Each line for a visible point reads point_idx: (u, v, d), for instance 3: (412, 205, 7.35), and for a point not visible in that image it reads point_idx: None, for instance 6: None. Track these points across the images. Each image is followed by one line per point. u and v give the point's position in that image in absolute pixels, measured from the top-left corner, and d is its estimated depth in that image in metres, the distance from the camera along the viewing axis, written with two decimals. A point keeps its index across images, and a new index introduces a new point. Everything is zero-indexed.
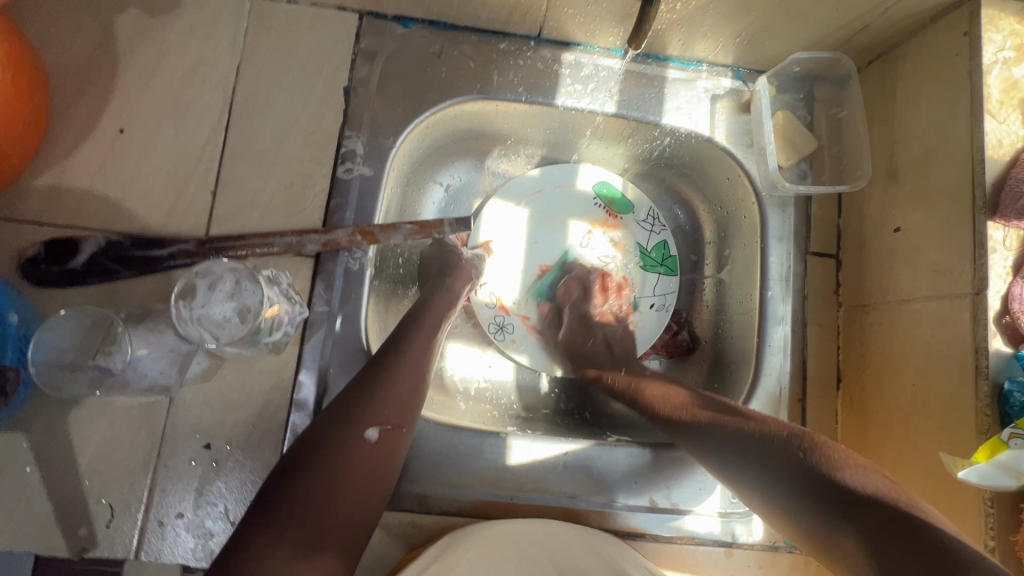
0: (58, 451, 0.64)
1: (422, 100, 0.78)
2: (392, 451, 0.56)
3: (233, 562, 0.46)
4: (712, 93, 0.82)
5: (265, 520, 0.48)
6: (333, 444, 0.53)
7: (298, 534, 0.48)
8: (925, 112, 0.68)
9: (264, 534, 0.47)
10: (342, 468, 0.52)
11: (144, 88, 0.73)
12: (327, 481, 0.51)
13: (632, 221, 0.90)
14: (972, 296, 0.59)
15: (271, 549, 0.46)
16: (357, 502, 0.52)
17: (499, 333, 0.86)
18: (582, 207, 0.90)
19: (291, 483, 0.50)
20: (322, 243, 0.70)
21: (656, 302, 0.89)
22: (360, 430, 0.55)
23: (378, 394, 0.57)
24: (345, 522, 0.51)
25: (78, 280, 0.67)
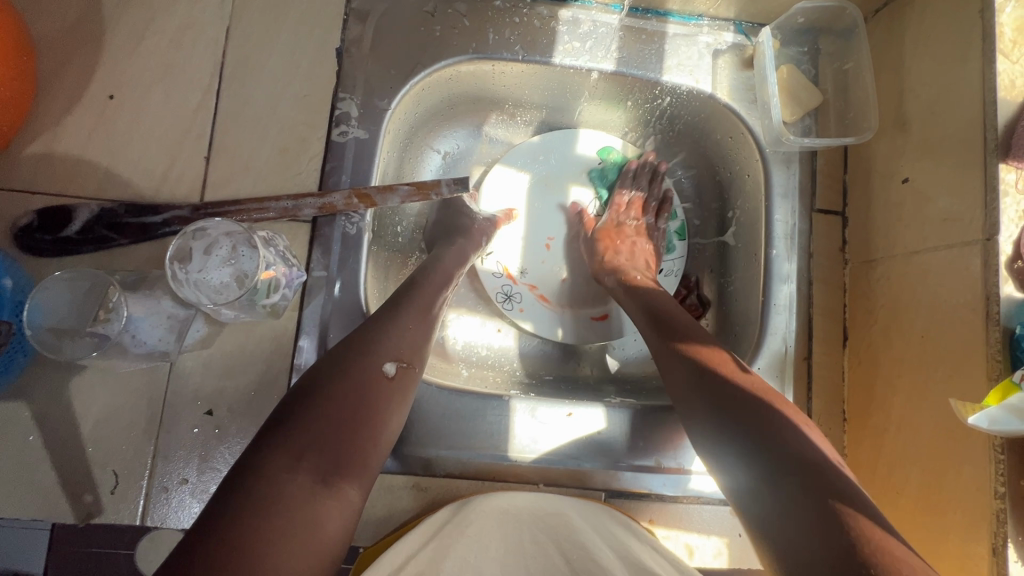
0: (62, 419, 0.64)
1: (416, 61, 0.76)
2: (406, 390, 0.56)
3: (245, 481, 0.45)
4: (714, 48, 0.80)
5: (283, 445, 0.47)
6: (348, 376, 0.53)
7: (318, 459, 0.47)
8: (934, 57, 0.66)
9: (283, 458, 0.46)
10: (359, 400, 0.52)
11: (133, 52, 0.72)
12: (343, 412, 0.51)
13: (635, 185, 0.89)
14: (984, 242, 0.58)
15: (291, 472, 0.46)
16: (373, 435, 0.52)
17: (508, 302, 0.84)
18: (587, 172, 0.89)
19: (306, 412, 0.50)
20: (317, 207, 0.69)
21: (664, 266, 0.87)
22: (376, 364, 0.55)
23: (389, 334, 0.58)
24: (364, 454, 0.51)
25: (74, 248, 0.66)
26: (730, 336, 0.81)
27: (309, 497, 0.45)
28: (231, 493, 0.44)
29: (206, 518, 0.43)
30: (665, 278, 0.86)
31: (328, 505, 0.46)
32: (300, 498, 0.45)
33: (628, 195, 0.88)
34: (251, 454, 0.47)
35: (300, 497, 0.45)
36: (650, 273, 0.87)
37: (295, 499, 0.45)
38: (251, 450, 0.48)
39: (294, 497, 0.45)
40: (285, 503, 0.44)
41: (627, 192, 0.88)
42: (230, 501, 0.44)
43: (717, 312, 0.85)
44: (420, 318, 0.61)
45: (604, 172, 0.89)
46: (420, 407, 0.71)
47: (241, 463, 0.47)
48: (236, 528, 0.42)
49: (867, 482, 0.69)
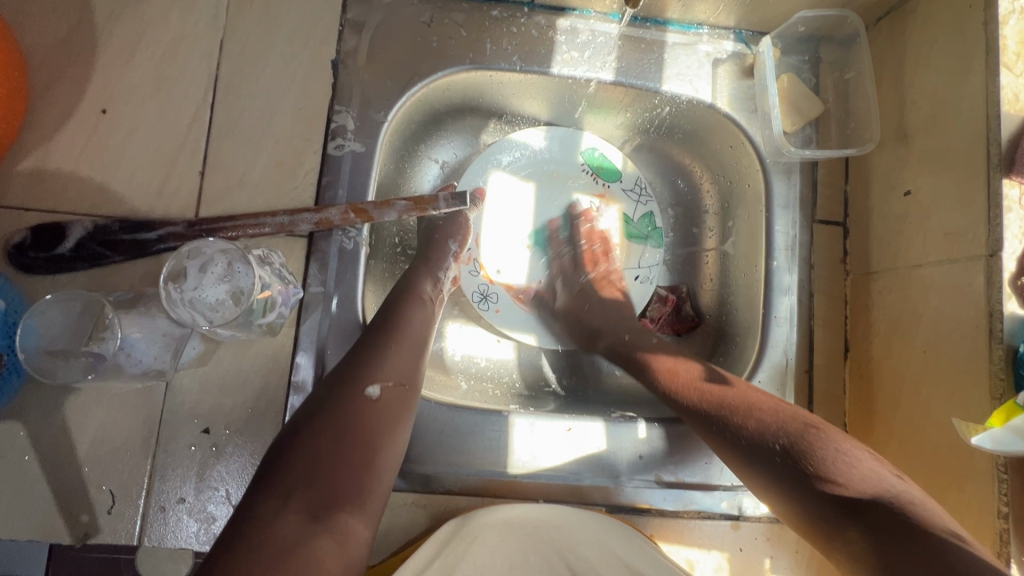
0: (57, 438, 0.64)
1: (413, 72, 0.75)
2: (398, 410, 0.55)
3: (241, 527, 0.45)
4: (713, 57, 0.79)
5: (272, 485, 0.47)
6: (335, 405, 0.52)
7: (308, 497, 0.47)
8: (936, 68, 0.65)
9: (271, 502, 0.46)
10: (346, 430, 0.51)
11: (126, 66, 0.71)
12: (330, 444, 0.50)
13: (619, 190, 0.87)
14: (987, 258, 0.57)
15: (281, 514, 0.46)
16: (366, 463, 0.51)
17: (483, 303, 0.83)
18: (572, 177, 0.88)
19: (295, 448, 0.49)
20: (314, 223, 0.68)
21: (640, 274, 0.87)
22: (361, 390, 0.54)
23: (376, 357, 0.57)
24: (357, 486, 0.50)
25: (67, 265, 0.65)
26: (730, 348, 0.80)
27: (301, 540, 0.45)
28: (229, 543, 0.44)
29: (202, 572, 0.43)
30: (642, 286, 0.86)
31: (325, 545, 0.46)
32: (292, 543, 0.45)
33: (610, 200, 0.87)
34: (246, 497, 0.48)
35: (292, 541, 0.45)
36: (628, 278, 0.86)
37: (287, 543, 0.44)
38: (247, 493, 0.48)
39: (287, 540, 0.45)
40: (276, 550, 0.44)
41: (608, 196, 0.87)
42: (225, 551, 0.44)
43: (717, 323, 0.84)
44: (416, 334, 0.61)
45: (590, 176, 0.87)
46: (419, 423, 0.70)
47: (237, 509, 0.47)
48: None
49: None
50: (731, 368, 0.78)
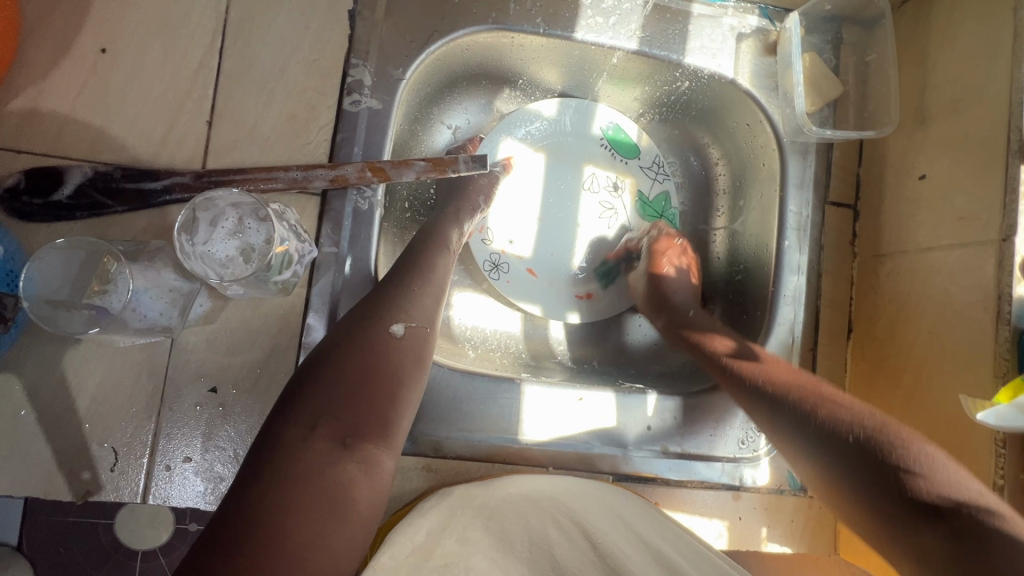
0: (56, 393, 0.62)
1: (433, 29, 0.73)
2: (420, 350, 0.55)
3: (267, 454, 0.46)
4: (738, 31, 0.79)
5: (297, 416, 0.48)
6: (360, 338, 0.53)
7: (334, 427, 0.48)
8: (960, 54, 0.66)
9: (299, 429, 0.47)
10: (372, 364, 0.52)
11: (128, 2, 0.66)
12: (355, 377, 0.51)
13: (636, 167, 0.87)
14: (999, 243, 0.59)
15: (307, 442, 0.46)
16: (388, 397, 0.51)
17: (494, 271, 0.82)
18: (591, 149, 0.86)
19: (320, 383, 0.50)
20: (329, 179, 0.66)
21: None
22: (385, 326, 0.54)
23: (400, 295, 0.57)
24: (382, 417, 0.50)
25: (65, 214, 0.62)
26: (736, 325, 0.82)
27: (329, 464, 0.46)
28: (254, 471, 0.45)
29: (231, 498, 0.44)
30: None
31: (352, 471, 0.47)
32: (320, 467, 0.45)
33: (628, 176, 0.87)
34: (270, 426, 0.48)
35: (321, 466, 0.45)
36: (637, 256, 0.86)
37: (315, 467, 0.45)
38: (270, 422, 0.49)
39: (313, 467, 0.45)
40: (306, 473, 0.45)
41: (627, 173, 0.87)
42: (255, 477, 0.45)
43: (722, 301, 0.86)
44: (437, 293, 0.60)
45: (608, 150, 0.86)
46: (429, 386, 0.70)
47: (260, 437, 0.47)
48: (263, 499, 0.43)
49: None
50: None
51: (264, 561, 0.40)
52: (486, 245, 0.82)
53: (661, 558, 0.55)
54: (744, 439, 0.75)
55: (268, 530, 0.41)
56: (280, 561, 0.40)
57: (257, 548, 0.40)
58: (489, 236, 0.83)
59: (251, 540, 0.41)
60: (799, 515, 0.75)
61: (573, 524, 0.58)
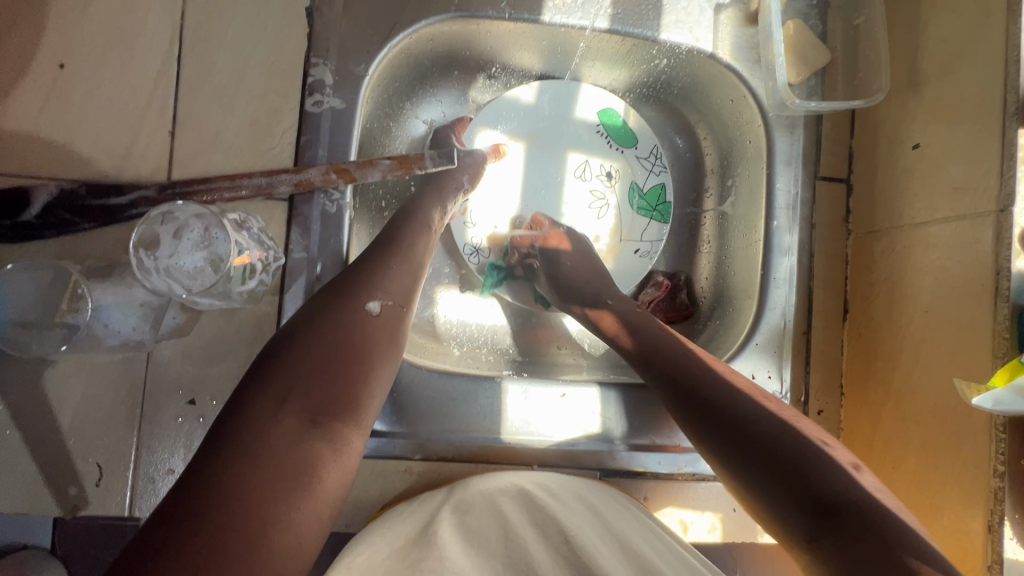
0: (37, 411, 0.62)
1: (395, 20, 0.70)
2: (394, 329, 0.55)
3: (233, 427, 0.45)
4: (715, 2, 0.74)
5: (265, 390, 0.47)
6: (334, 313, 0.52)
7: (304, 404, 0.47)
8: (953, 12, 0.61)
9: (268, 405, 0.46)
10: (343, 341, 0.51)
11: (83, 15, 0.65)
12: (326, 355, 0.50)
13: (631, 155, 0.84)
14: (996, 214, 0.55)
15: (275, 417, 0.45)
16: (358, 373, 0.51)
17: (474, 256, 0.81)
18: (582, 137, 0.83)
19: (287, 360, 0.49)
20: (293, 184, 0.65)
21: (643, 248, 0.84)
22: (361, 302, 0.54)
23: (376, 273, 0.57)
24: (353, 394, 0.50)
25: (34, 233, 0.62)
26: (727, 311, 0.79)
27: (298, 441, 0.45)
28: (216, 445, 0.44)
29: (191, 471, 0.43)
30: (640, 259, 0.83)
31: (321, 450, 0.46)
32: (287, 442, 0.44)
33: (622, 164, 0.84)
34: (237, 400, 0.47)
35: (289, 442, 0.45)
36: (626, 249, 0.84)
37: (282, 444, 0.44)
38: (238, 395, 0.48)
39: (281, 443, 0.44)
40: (272, 449, 0.44)
41: (622, 162, 0.84)
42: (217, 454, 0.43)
43: (713, 286, 0.83)
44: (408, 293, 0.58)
45: (603, 137, 0.84)
46: (410, 389, 0.69)
47: (228, 409, 0.47)
48: (227, 474, 0.42)
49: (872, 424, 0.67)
50: (728, 330, 0.77)
51: (228, 536, 0.39)
52: (466, 227, 0.81)
53: (637, 557, 0.54)
54: None
55: (228, 505, 0.40)
56: (244, 536, 0.39)
57: (217, 527, 0.39)
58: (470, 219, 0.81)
59: (212, 515, 0.39)
60: None
61: (551, 525, 0.57)
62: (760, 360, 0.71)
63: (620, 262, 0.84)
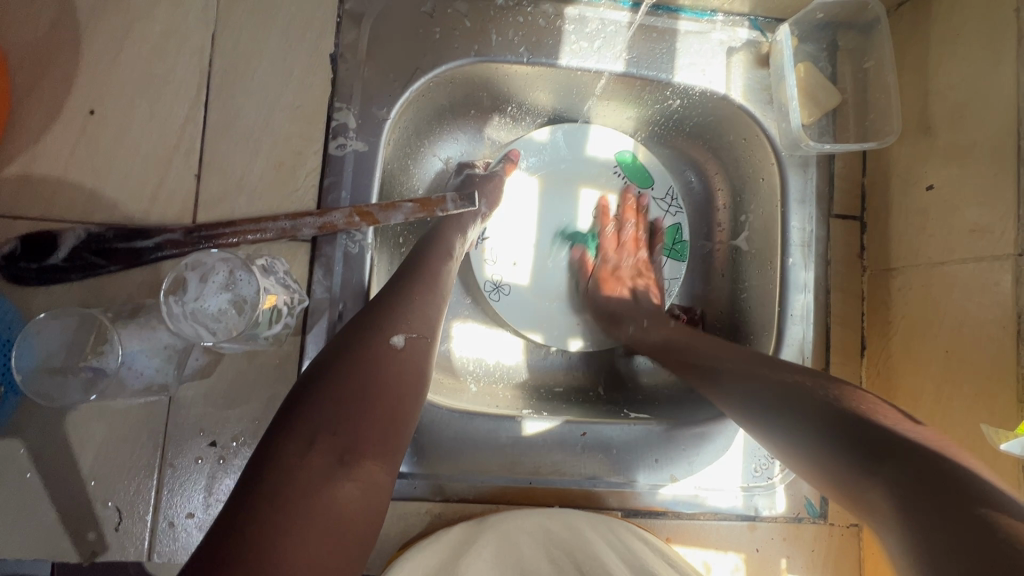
0: (59, 455, 0.62)
1: (416, 65, 0.72)
2: (420, 361, 0.55)
3: (262, 471, 0.44)
4: (728, 45, 0.76)
5: (293, 429, 0.46)
6: (359, 349, 0.52)
7: (332, 442, 0.46)
8: (962, 59, 0.63)
9: (295, 444, 0.45)
10: (369, 375, 0.50)
11: (114, 62, 0.67)
12: (353, 391, 0.49)
13: (649, 197, 0.86)
14: (1015, 257, 0.56)
15: (303, 458, 0.45)
16: (385, 412, 0.50)
17: (495, 292, 0.81)
18: (596, 176, 0.85)
19: (316, 396, 0.48)
20: (317, 227, 0.66)
21: (664, 286, 0.85)
22: (384, 336, 0.54)
23: (399, 306, 0.57)
24: (380, 433, 0.49)
25: (61, 276, 0.63)
26: (744, 346, 0.79)
27: (327, 482, 0.44)
28: (246, 490, 0.43)
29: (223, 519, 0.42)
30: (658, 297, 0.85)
31: (349, 490, 0.45)
32: (316, 484, 0.44)
33: (636, 205, 0.85)
34: (265, 442, 0.46)
35: (318, 483, 0.44)
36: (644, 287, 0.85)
37: (311, 484, 0.44)
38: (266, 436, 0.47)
39: (309, 484, 0.44)
40: (302, 491, 0.43)
41: (639, 202, 0.85)
42: (248, 500, 0.43)
43: (728, 319, 0.84)
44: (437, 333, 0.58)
45: (620, 178, 0.85)
46: (429, 429, 0.68)
47: (256, 451, 0.46)
48: (257, 520, 0.41)
49: None
50: None
51: None
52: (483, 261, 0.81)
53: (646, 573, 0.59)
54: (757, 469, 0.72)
55: (257, 553, 0.39)
56: None
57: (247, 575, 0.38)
58: (489, 255, 0.81)
59: (243, 563, 0.39)
60: (821, 543, 0.71)
61: (562, 552, 0.63)
62: None
63: None
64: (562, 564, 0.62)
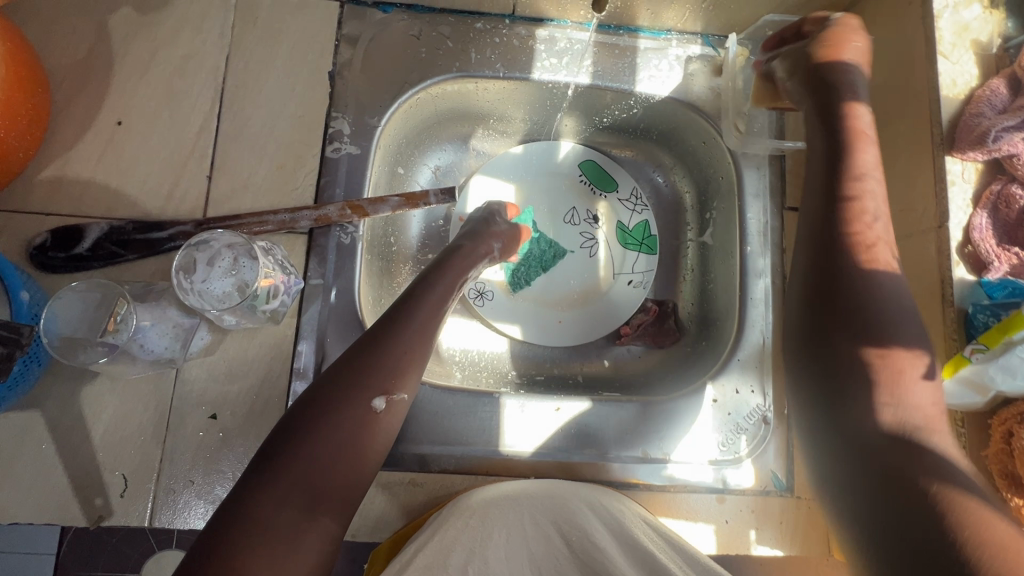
0: (72, 426, 0.68)
1: (404, 80, 0.81)
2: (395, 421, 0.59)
3: (239, 507, 0.49)
4: (683, 58, 0.85)
5: (271, 476, 0.51)
6: (344, 407, 0.55)
7: (305, 495, 0.51)
8: (884, 63, 0.71)
9: (271, 491, 0.50)
10: (350, 437, 0.54)
11: (140, 80, 0.77)
12: (330, 449, 0.53)
13: (614, 199, 0.93)
14: (936, 230, 0.62)
15: (277, 509, 0.49)
16: (355, 469, 0.55)
17: (479, 298, 0.87)
18: (566, 183, 0.93)
19: (296, 447, 0.53)
20: (313, 219, 0.74)
21: (635, 279, 0.90)
22: (368, 398, 0.57)
23: (386, 362, 0.59)
24: (350, 482, 0.54)
25: (84, 264, 0.70)
26: (711, 332, 0.85)
27: (294, 530, 0.49)
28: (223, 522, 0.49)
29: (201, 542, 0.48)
30: (634, 289, 0.90)
31: (309, 536, 0.50)
32: (285, 531, 0.49)
33: (605, 207, 0.93)
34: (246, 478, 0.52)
35: (286, 531, 0.49)
36: (620, 283, 0.91)
37: (283, 531, 0.49)
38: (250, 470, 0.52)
39: (277, 529, 0.49)
40: (272, 536, 0.48)
41: (605, 205, 0.93)
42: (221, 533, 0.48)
43: (699, 310, 0.89)
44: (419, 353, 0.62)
45: (586, 184, 0.93)
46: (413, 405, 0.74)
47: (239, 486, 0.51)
48: (225, 552, 0.46)
49: None
50: (711, 350, 0.82)
51: None
52: None
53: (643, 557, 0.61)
54: (724, 442, 0.76)
55: None
56: None
57: None
58: None
59: None
60: (789, 515, 0.74)
61: (551, 525, 0.65)
62: (743, 377, 0.78)
63: (614, 295, 0.90)
64: (550, 533, 0.64)
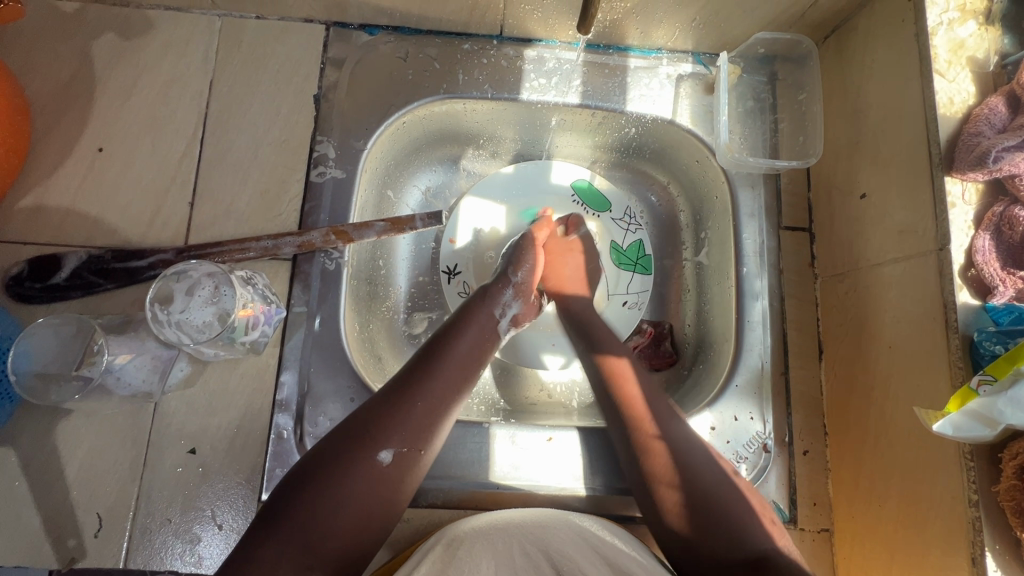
0: (46, 463, 0.66)
1: (390, 102, 0.80)
2: (407, 476, 0.57)
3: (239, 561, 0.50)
4: (674, 77, 0.84)
5: (273, 532, 0.51)
6: (351, 462, 0.55)
7: (304, 551, 0.50)
8: (878, 81, 0.70)
9: (269, 547, 0.50)
10: (356, 493, 0.54)
11: (122, 106, 0.76)
12: (333, 504, 0.53)
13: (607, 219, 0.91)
14: (937, 252, 0.60)
15: (274, 565, 0.49)
16: (365, 525, 0.54)
17: None
18: (560, 203, 0.91)
19: (300, 502, 0.52)
20: (297, 245, 0.72)
21: (630, 300, 0.88)
22: (376, 451, 0.56)
23: (397, 417, 0.58)
24: (355, 538, 0.53)
25: (61, 294, 0.69)
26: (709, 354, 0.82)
27: None
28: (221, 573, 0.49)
29: None
30: (629, 311, 0.88)
31: None
32: None
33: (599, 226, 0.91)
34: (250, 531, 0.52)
35: None
36: (615, 303, 0.88)
37: None
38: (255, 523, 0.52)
39: None
40: None
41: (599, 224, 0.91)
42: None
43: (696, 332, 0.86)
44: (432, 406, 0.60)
45: (579, 204, 0.91)
46: None
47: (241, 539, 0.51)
48: None
49: (857, 457, 0.68)
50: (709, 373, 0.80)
51: None
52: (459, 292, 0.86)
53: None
54: None
55: None
56: None
57: None
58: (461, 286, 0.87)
59: None
60: None
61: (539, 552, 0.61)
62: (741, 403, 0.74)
63: (609, 316, 0.87)
64: (539, 563, 0.60)
